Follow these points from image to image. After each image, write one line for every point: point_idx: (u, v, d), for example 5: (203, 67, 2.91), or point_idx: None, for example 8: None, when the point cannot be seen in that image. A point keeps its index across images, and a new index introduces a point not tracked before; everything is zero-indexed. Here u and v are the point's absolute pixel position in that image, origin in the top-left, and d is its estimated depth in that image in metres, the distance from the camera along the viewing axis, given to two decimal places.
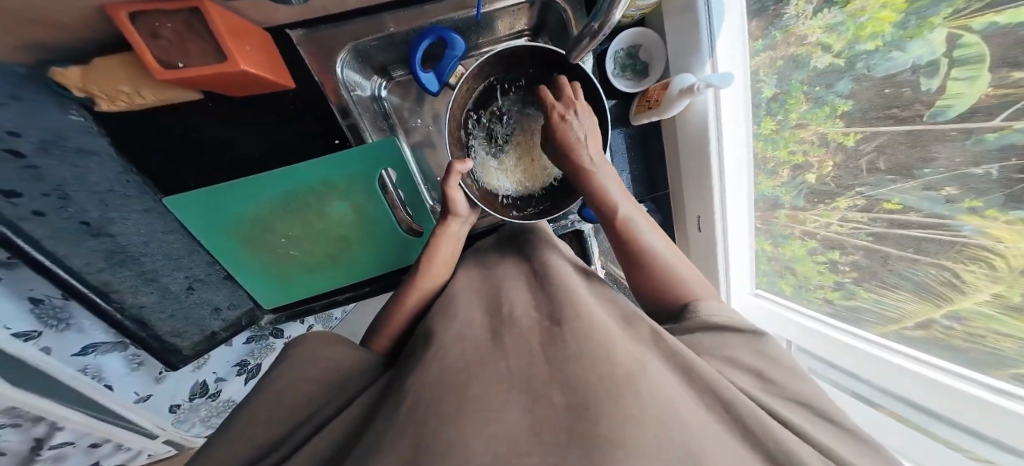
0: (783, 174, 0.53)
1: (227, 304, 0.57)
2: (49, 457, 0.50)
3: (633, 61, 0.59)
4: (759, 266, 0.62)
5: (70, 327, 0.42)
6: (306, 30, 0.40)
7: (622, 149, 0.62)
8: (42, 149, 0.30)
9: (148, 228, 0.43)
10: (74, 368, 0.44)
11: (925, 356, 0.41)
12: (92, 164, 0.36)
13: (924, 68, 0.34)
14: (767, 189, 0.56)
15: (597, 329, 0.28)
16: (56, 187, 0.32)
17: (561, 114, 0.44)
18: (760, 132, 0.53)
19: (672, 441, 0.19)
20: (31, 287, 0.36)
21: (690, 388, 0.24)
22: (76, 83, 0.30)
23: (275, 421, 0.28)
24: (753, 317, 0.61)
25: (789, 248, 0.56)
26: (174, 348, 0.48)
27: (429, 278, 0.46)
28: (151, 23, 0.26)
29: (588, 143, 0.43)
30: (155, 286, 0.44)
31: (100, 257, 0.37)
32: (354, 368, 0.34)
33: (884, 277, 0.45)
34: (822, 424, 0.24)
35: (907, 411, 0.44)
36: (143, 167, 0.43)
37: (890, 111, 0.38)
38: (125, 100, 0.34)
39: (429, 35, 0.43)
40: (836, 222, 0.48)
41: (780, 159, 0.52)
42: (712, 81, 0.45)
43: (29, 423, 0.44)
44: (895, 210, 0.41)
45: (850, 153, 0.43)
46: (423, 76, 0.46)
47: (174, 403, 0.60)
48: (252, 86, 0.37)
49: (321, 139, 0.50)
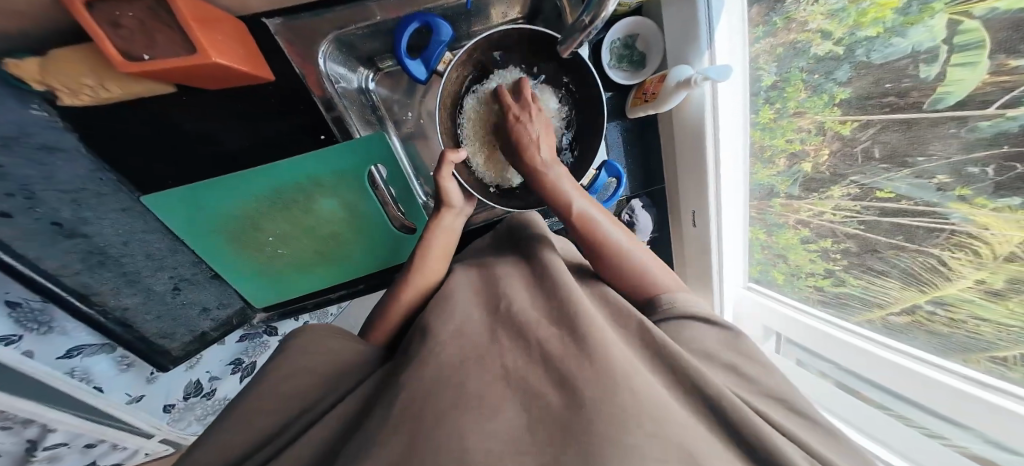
0: (779, 164, 0.52)
1: (216, 303, 0.56)
2: (44, 458, 0.49)
3: (630, 51, 0.57)
4: (753, 255, 0.62)
5: (53, 330, 0.41)
6: (283, 20, 0.37)
7: (618, 143, 0.61)
8: (4, 146, 0.28)
9: (127, 228, 0.42)
10: (61, 371, 0.43)
11: (904, 346, 0.43)
12: (60, 161, 0.34)
13: (923, 55, 0.33)
14: (764, 179, 0.56)
15: (594, 328, 0.27)
16: (18, 185, 0.30)
17: (517, 116, 0.47)
18: (758, 121, 0.53)
19: (671, 441, 0.18)
20: (8, 290, 0.36)
21: (681, 388, 0.24)
22: (34, 76, 0.28)
23: (274, 410, 0.27)
24: (744, 309, 0.63)
25: (782, 237, 0.56)
26: (164, 350, 0.48)
27: (427, 271, 0.45)
28: (111, 12, 0.24)
29: (539, 141, 0.46)
30: (139, 287, 0.43)
31: (76, 259, 0.36)
32: (350, 359, 0.33)
33: (873, 264, 0.45)
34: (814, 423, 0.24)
35: (886, 397, 0.46)
36: (120, 166, 0.41)
37: (886, 99, 0.38)
38: (91, 94, 0.32)
39: (415, 19, 0.40)
40: (830, 210, 0.48)
41: (776, 148, 0.52)
42: (710, 74, 0.44)
43: (18, 426, 0.43)
44: (887, 198, 0.40)
45: (846, 142, 0.43)
46: (410, 64, 0.43)
47: (168, 402, 0.60)
48: (229, 78, 0.35)
49: (308, 133, 0.48)
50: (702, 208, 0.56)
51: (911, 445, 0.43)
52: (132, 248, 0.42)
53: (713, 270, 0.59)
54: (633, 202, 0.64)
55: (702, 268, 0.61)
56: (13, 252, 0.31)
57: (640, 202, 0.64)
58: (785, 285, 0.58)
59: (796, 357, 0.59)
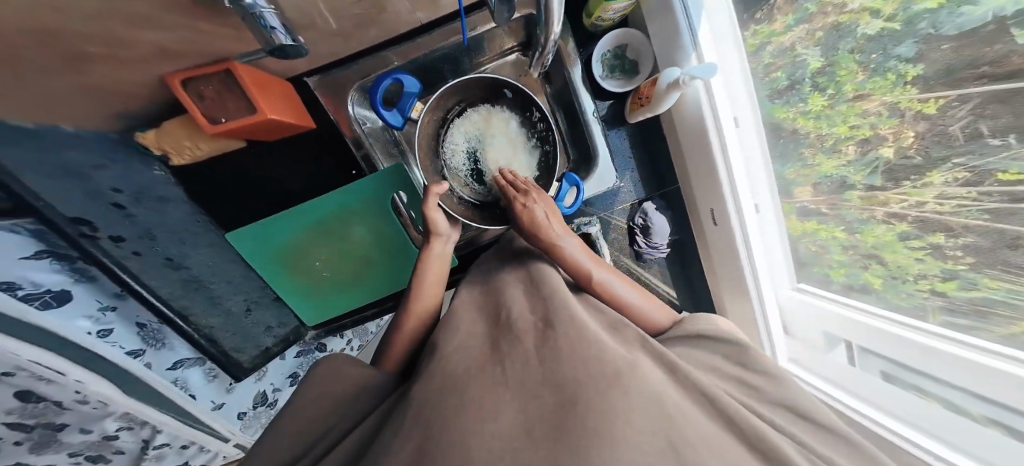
0: (847, 151, 0.45)
1: (277, 322, 0.62)
2: (154, 456, 0.61)
3: (621, 61, 0.61)
4: (834, 256, 0.52)
5: (165, 345, 0.53)
6: (321, 76, 0.46)
7: (623, 146, 0.67)
8: (137, 198, 0.40)
9: (214, 259, 0.51)
10: (168, 380, 0.55)
11: (989, 344, 0.35)
12: (171, 207, 0.46)
13: (1013, 20, 0.27)
14: (835, 170, 0.47)
15: (587, 333, 0.28)
16: (146, 229, 0.41)
17: (523, 204, 0.46)
18: (809, 109, 0.47)
19: (661, 437, 0.21)
20: (138, 313, 0.49)
21: (680, 387, 0.26)
22: (153, 142, 0.39)
23: (293, 439, 0.28)
24: (793, 312, 0.59)
25: (871, 234, 0.46)
26: (236, 361, 0.54)
27: (424, 300, 0.44)
28: (197, 87, 0.32)
29: (552, 222, 0.45)
30: (220, 309, 0.52)
31: (178, 286, 0.46)
32: (369, 375, 0.33)
33: (1010, 258, 0.32)
34: (826, 437, 0.26)
35: (989, 409, 0.36)
36: (208, 208, 0.51)
37: (978, 70, 0.30)
38: (190, 152, 0.42)
39: (385, 78, 0.46)
40: (932, 201, 0.37)
41: (840, 135, 0.45)
42: (696, 73, 0.46)
43: (138, 426, 0.54)
44: (1016, 181, 0.29)
45: (935, 122, 0.35)
46: (386, 115, 0.48)
47: (241, 410, 0.68)
48: (281, 130, 0.42)
49: (338, 171, 0.54)
50: (720, 205, 0.56)
51: (986, 448, 0.35)
52: (217, 276, 0.51)
53: (745, 274, 0.56)
54: (646, 204, 0.68)
55: (733, 264, 0.59)
56: (143, 283, 0.41)
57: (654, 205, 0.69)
58: (872, 297, 0.48)
59: (882, 369, 0.48)
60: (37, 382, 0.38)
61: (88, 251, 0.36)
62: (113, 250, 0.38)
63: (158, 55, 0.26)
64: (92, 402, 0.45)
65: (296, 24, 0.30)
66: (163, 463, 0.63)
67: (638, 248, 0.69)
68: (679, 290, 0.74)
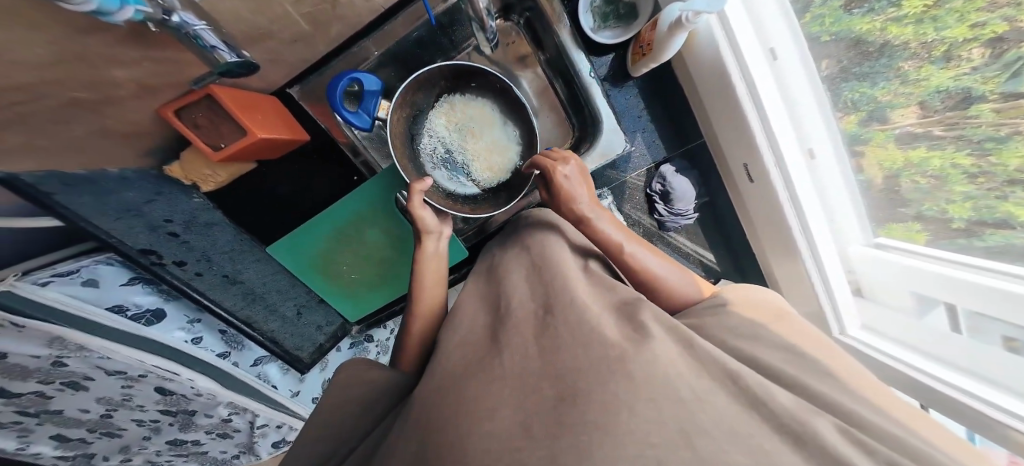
0: (971, 56, 0.31)
1: (326, 321, 0.69)
2: (259, 432, 0.73)
3: (614, 6, 0.57)
4: (952, 187, 0.38)
5: (245, 347, 0.60)
6: (300, 85, 0.47)
7: (632, 104, 0.63)
8: (188, 227, 0.43)
9: (264, 272, 0.56)
10: (254, 374, 0.63)
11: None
12: (220, 231, 0.50)
13: None
14: (951, 82, 0.33)
15: (586, 318, 0.27)
16: (202, 253, 0.45)
17: (563, 173, 0.42)
18: (905, 14, 0.34)
19: (671, 426, 0.18)
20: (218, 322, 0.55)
21: (692, 357, 0.24)
22: (180, 174, 0.43)
23: (321, 441, 0.30)
24: (867, 269, 0.51)
25: (1015, 155, 0.31)
26: (298, 357, 0.63)
27: (427, 298, 0.45)
28: (191, 116, 0.35)
29: (584, 193, 0.43)
30: (277, 315, 0.58)
31: (240, 298, 0.51)
32: (386, 380, 0.34)
33: None
34: (888, 416, 0.21)
35: None
36: (249, 227, 0.57)
37: None
38: (213, 181, 0.46)
39: (342, 78, 0.42)
40: None
41: (956, 40, 0.31)
42: (699, 7, 0.40)
43: (241, 410, 0.64)
44: None
45: None
46: (349, 116, 0.43)
47: (314, 395, 0.76)
48: (279, 146, 0.45)
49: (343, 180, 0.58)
50: (753, 159, 0.52)
51: None
52: (269, 287, 0.57)
53: (797, 228, 0.50)
54: (663, 168, 0.65)
55: (778, 217, 0.53)
56: (212, 299, 0.46)
57: (673, 167, 0.66)
58: (977, 245, 0.38)
59: (1002, 335, 0.38)
60: (163, 380, 0.49)
61: (163, 277, 0.40)
62: (180, 273, 0.42)
63: (141, 92, 0.29)
64: (203, 395, 0.55)
65: (248, 12, 0.27)
66: (268, 437, 0.75)
67: (659, 216, 0.67)
68: (716, 251, 0.70)
